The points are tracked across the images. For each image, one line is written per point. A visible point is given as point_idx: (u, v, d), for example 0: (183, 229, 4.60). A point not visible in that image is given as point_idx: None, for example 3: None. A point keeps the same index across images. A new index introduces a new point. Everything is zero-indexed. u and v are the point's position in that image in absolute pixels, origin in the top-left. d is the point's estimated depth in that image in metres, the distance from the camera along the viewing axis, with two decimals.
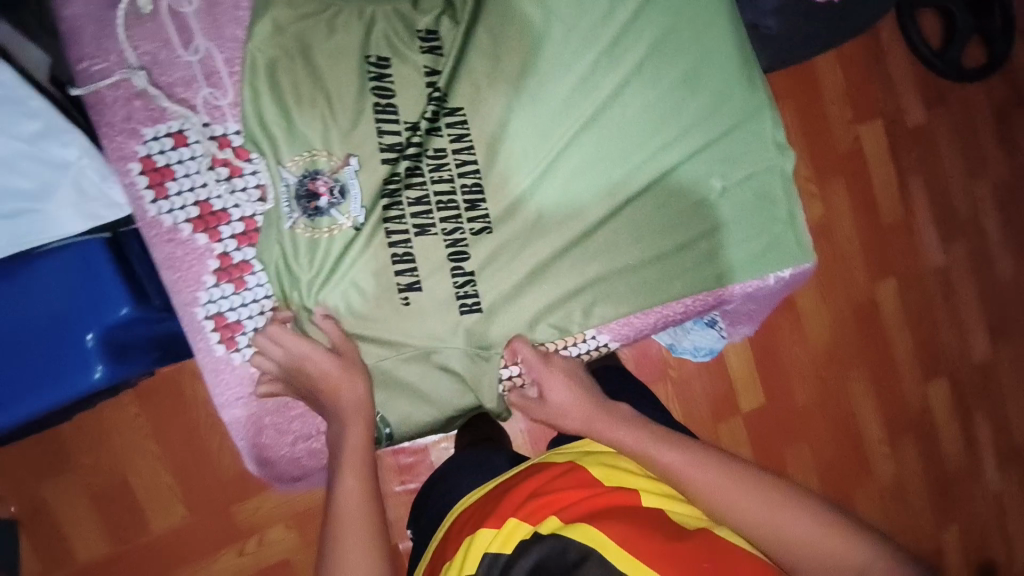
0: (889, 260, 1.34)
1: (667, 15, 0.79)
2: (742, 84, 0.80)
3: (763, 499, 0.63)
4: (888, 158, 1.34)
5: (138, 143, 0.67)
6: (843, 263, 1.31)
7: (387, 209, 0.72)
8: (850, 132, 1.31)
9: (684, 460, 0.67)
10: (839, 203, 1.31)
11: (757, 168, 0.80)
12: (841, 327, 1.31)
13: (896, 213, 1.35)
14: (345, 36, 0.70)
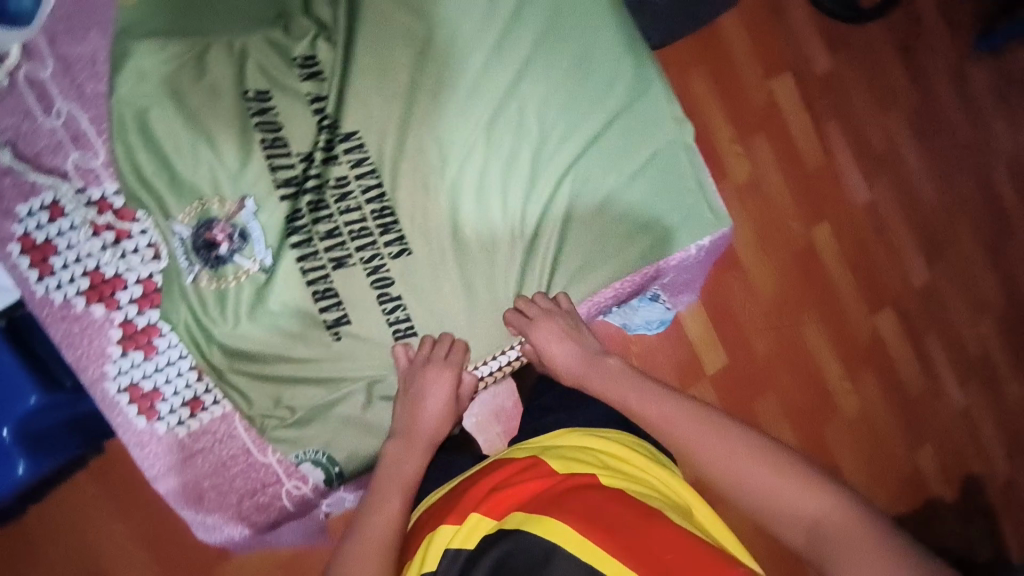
0: (819, 205, 1.37)
1: (547, 6, 0.79)
2: (631, 63, 0.81)
3: (729, 455, 0.58)
4: (803, 107, 1.37)
5: (13, 223, 0.65)
6: (774, 213, 1.34)
7: (296, 246, 0.70)
8: (762, 88, 1.33)
9: (662, 412, 0.64)
10: (763, 158, 1.33)
11: (663, 143, 0.81)
12: (786, 278, 1.34)
13: (818, 159, 1.38)
14: (217, 75, 0.68)
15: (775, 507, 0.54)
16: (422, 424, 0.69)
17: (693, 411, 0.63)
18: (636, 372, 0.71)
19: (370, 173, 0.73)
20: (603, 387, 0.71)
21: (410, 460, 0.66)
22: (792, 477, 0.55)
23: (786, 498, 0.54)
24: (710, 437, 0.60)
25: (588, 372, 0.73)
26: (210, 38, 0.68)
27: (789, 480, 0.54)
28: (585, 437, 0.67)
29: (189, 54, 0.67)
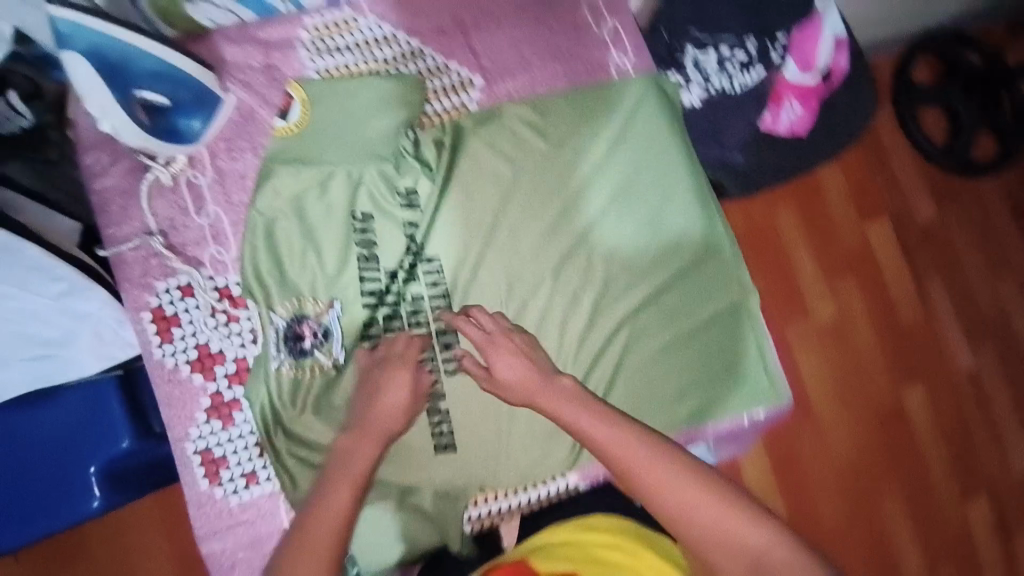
0: (912, 364, 1.28)
1: (629, 164, 0.85)
2: (703, 225, 0.85)
3: (677, 485, 0.61)
4: (902, 259, 1.31)
5: (150, 295, 0.76)
6: (862, 366, 1.26)
7: (366, 351, 0.79)
8: (859, 231, 1.29)
9: (606, 440, 0.65)
10: (852, 302, 1.28)
11: (723, 304, 0.84)
12: (866, 435, 1.25)
13: (914, 315, 1.30)
14: (334, 197, 0.80)
15: (722, 547, 0.58)
16: (379, 415, 0.71)
17: (637, 441, 0.64)
18: (588, 398, 0.69)
19: (441, 295, 0.81)
20: (540, 396, 0.70)
21: (364, 451, 0.67)
22: (711, 496, 0.60)
23: (731, 532, 0.59)
24: (664, 470, 0.62)
25: (538, 394, 0.70)
26: (334, 167, 0.80)
27: (733, 520, 0.59)
28: (575, 533, 0.71)
29: (316, 176, 0.80)
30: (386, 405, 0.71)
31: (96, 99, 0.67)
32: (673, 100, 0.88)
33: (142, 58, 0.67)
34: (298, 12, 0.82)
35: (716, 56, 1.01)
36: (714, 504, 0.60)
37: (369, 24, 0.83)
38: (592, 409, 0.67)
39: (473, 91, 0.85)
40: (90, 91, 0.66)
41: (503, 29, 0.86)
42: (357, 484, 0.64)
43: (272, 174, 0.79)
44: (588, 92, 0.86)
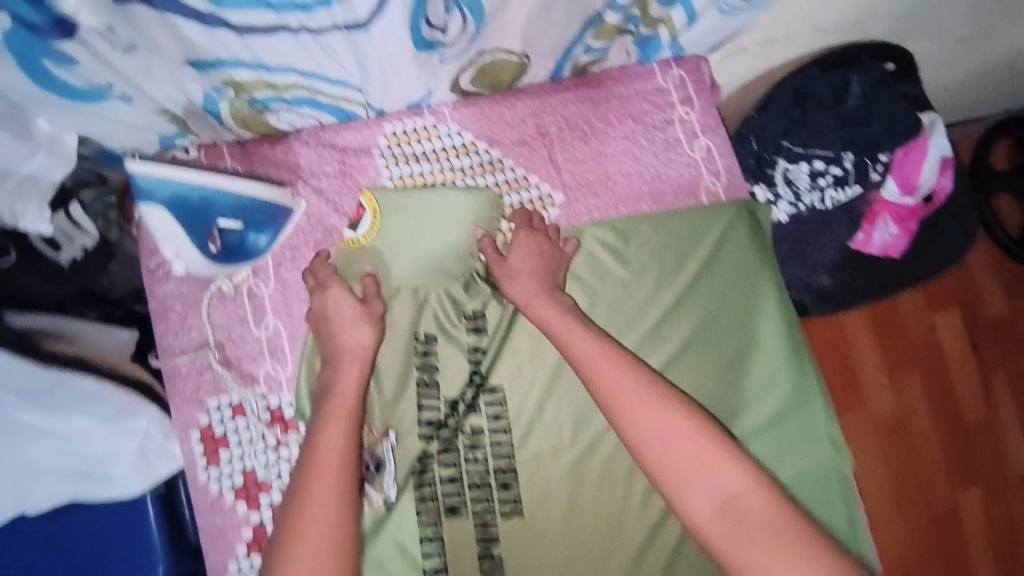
0: (973, 465, 1.17)
1: (715, 296, 0.79)
2: (792, 370, 0.78)
3: (674, 433, 0.60)
4: (970, 353, 1.20)
5: (201, 413, 0.72)
6: (917, 463, 1.16)
7: (419, 487, 0.73)
8: (925, 322, 1.19)
9: (588, 351, 0.65)
10: (914, 398, 1.18)
11: (803, 446, 0.76)
12: (913, 538, 1.14)
13: (979, 413, 1.18)
14: (399, 316, 0.76)
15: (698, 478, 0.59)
16: (343, 341, 0.68)
17: (680, 416, 0.61)
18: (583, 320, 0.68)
19: (502, 428, 0.76)
20: (587, 367, 0.64)
21: (350, 374, 0.66)
22: (770, 511, 0.57)
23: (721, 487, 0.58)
24: (680, 441, 0.60)
25: (545, 302, 0.70)
26: (401, 285, 0.76)
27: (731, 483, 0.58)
28: None
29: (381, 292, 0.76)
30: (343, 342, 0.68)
31: (180, 244, 0.69)
32: (765, 231, 0.82)
33: (215, 195, 0.67)
34: (378, 117, 0.77)
35: (808, 170, 0.96)
36: (727, 475, 0.58)
37: (450, 132, 0.79)
38: (583, 328, 0.67)
39: (552, 207, 0.80)
40: (168, 236, 0.69)
41: (590, 143, 0.81)
42: (367, 360, 0.68)
43: (330, 295, 0.74)
44: (675, 216, 0.80)
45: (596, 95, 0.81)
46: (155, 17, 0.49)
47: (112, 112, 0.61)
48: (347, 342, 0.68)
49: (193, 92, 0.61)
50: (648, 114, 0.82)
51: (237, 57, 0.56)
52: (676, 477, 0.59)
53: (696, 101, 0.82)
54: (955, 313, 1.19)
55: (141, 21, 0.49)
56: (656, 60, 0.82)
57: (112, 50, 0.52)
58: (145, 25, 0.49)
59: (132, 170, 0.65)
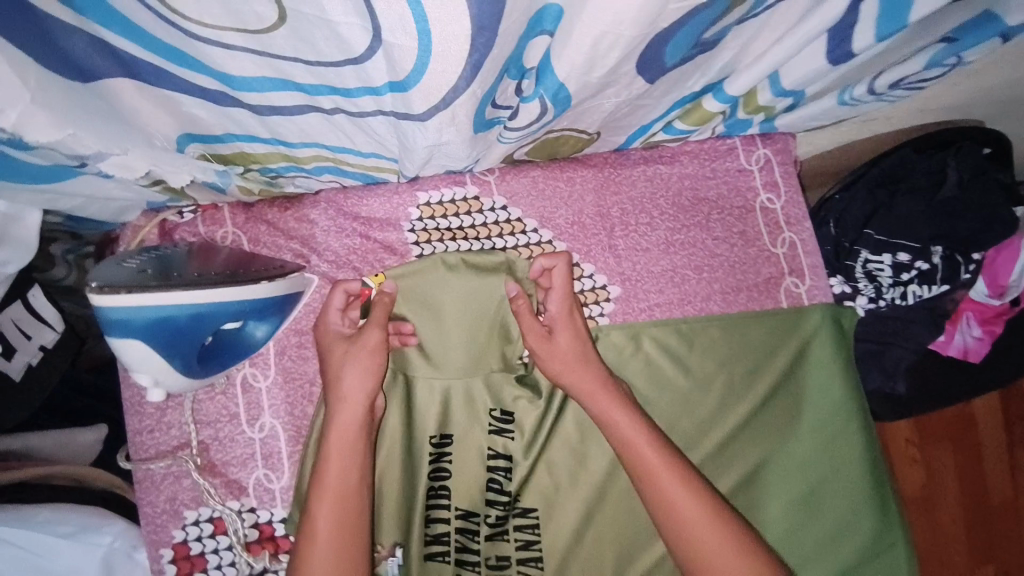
0: (992, 545, 1.04)
1: (788, 420, 0.68)
2: (872, 512, 0.67)
3: (684, 496, 0.55)
4: (1007, 428, 1.05)
5: (176, 527, 0.60)
6: (935, 538, 1.03)
7: None
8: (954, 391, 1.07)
9: (597, 397, 0.59)
10: (946, 476, 1.03)
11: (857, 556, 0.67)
12: None
13: (1006, 491, 1.05)
14: (421, 421, 0.64)
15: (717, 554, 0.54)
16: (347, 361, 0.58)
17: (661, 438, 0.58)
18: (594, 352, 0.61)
19: (533, 559, 0.64)
20: (575, 387, 0.59)
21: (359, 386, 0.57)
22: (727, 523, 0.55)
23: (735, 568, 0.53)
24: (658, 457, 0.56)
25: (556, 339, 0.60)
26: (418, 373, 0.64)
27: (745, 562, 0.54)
28: None
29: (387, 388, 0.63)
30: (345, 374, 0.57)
31: (171, 378, 0.51)
32: (849, 340, 0.70)
33: (215, 309, 0.49)
34: (411, 183, 0.65)
35: (891, 262, 0.84)
36: (696, 497, 0.55)
37: (493, 205, 0.67)
38: (593, 365, 0.60)
39: (607, 301, 0.68)
40: (149, 366, 0.49)
41: (657, 229, 0.69)
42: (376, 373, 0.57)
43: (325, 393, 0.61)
44: (748, 321, 0.68)
45: (668, 172, 0.69)
46: (140, 90, 0.39)
47: (87, 189, 0.49)
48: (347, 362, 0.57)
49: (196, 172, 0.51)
50: (725, 198, 0.70)
51: (250, 134, 0.46)
52: (659, 490, 0.55)
53: (782, 188, 0.71)
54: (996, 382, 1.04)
55: (120, 93, 0.39)
56: (740, 136, 0.70)
57: (95, 130, 0.42)
58: (127, 97, 0.40)
59: (98, 301, 0.44)
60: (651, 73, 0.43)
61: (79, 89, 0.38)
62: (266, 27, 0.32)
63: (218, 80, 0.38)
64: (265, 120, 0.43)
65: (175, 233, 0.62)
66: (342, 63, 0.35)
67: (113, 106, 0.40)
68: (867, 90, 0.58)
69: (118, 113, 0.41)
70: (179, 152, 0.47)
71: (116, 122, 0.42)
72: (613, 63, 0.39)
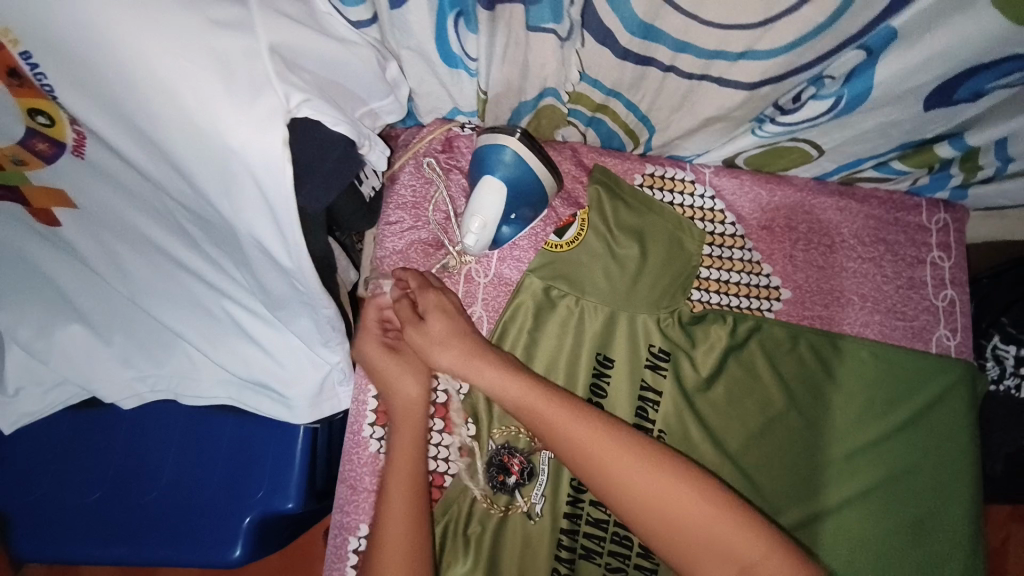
0: None
1: (915, 450, 0.75)
2: (969, 555, 0.73)
3: (607, 450, 0.59)
4: None
5: None
6: None
7: (564, 517, 0.70)
8: (1002, 530, 1.19)
9: (490, 376, 0.63)
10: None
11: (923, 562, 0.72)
12: None
13: None
14: (598, 347, 0.74)
15: (658, 500, 0.57)
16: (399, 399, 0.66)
17: (569, 406, 0.61)
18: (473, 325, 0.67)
19: None
20: (444, 354, 0.65)
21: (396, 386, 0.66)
22: (615, 433, 0.60)
23: (679, 512, 0.57)
24: (566, 416, 0.61)
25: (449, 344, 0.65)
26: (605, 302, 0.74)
27: (685, 504, 0.57)
28: None
29: (570, 311, 0.74)
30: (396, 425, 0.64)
31: (485, 232, 0.67)
32: (979, 401, 0.77)
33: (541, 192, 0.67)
34: (642, 156, 0.78)
35: (1015, 354, 0.91)
36: (580, 418, 0.61)
37: (703, 194, 0.78)
38: (472, 348, 0.65)
39: (777, 300, 0.78)
40: (482, 210, 0.66)
41: (836, 253, 0.78)
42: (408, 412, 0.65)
43: (526, 289, 0.73)
44: (899, 357, 0.75)
45: (858, 209, 0.78)
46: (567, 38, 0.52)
47: (454, 80, 0.61)
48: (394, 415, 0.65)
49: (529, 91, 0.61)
50: (902, 246, 0.79)
51: (598, 79, 0.58)
52: (564, 435, 0.60)
53: (953, 251, 0.79)
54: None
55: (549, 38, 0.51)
56: (927, 196, 0.79)
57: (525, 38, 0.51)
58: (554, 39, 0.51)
59: (507, 142, 0.64)
60: (933, 102, 0.55)
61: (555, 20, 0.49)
62: None
63: (618, 22, 0.49)
64: (618, 62, 0.54)
65: (456, 141, 0.73)
66: (752, 25, 0.46)
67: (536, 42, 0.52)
68: None
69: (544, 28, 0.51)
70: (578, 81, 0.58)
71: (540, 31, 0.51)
72: (920, 82, 0.52)
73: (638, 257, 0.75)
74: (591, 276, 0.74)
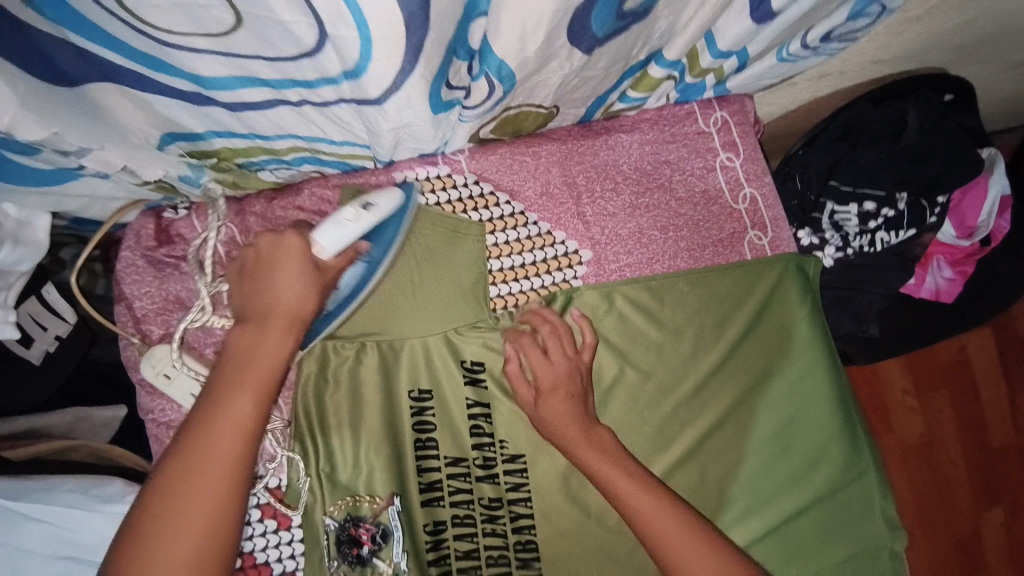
0: (997, 486, 1.23)
1: (757, 362, 0.72)
2: (843, 444, 0.71)
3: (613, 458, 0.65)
4: (999, 376, 1.25)
5: None
6: (946, 487, 1.21)
7: (432, 563, 0.68)
8: (956, 344, 1.24)
9: (543, 389, 0.67)
10: (942, 420, 1.23)
11: (853, 547, 0.70)
12: (940, 565, 1.19)
13: (1004, 434, 1.24)
14: (406, 380, 0.69)
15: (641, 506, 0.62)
16: (270, 301, 0.58)
17: (580, 429, 0.66)
18: (561, 367, 0.68)
19: (522, 498, 0.69)
20: (531, 359, 0.68)
21: (250, 401, 0.55)
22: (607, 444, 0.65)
23: (651, 519, 0.62)
24: (565, 432, 0.66)
25: (547, 400, 0.67)
26: (402, 340, 0.68)
27: (659, 506, 0.63)
28: None
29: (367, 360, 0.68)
30: (290, 279, 0.58)
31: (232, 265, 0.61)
32: (815, 286, 0.74)
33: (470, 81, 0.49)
34: (387, 167, 0.68)
35: (857, 212, 0.87)
36: (575, 423, 0.66)
37: (466, 182, 0.70)
38: (557, 373, 0.67)
39: (579, 265, 0.72)
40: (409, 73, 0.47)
41: (623, 194, 0.73)
42: (255, 436, 0.55)
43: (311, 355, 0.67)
44: (714, 275, 0.72)
45: (629, 140, 0.73)
46: (119, 91, 0.45)
47: (91, 187, 0.57)
48: (284, 290, 0.58)
49: (168, 163, 0.56)
50: (687, 160, 0.74)
51: (226, 130, 0.51)
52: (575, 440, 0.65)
53: (741, 147, 0.74)
54: (987, 339, 1.24)
55: (101, 95, 0.46)
56: (697, 100, 0.74)
57: (60, 139, 0.48)
58: (106, 97, 0.46)
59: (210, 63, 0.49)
60: (587, 45, 0.49)
61: (67, 94, 0.44)
62: (225, 29, 0.37)
63: (191, 81, 0.44)
64: (237, 115, 0.48)
65: (173, 227, 0.66)
66: (291, 56, 0.39)
67: (94, 106, 0.47)
68: (802, 45, 0.61)
69: (98, 113, 0.48)
70: (162, 148, 0.53)
71: (95, 124, 0.48)
72: (551, 32, 0.45)
73: (418, 276, 0.68)
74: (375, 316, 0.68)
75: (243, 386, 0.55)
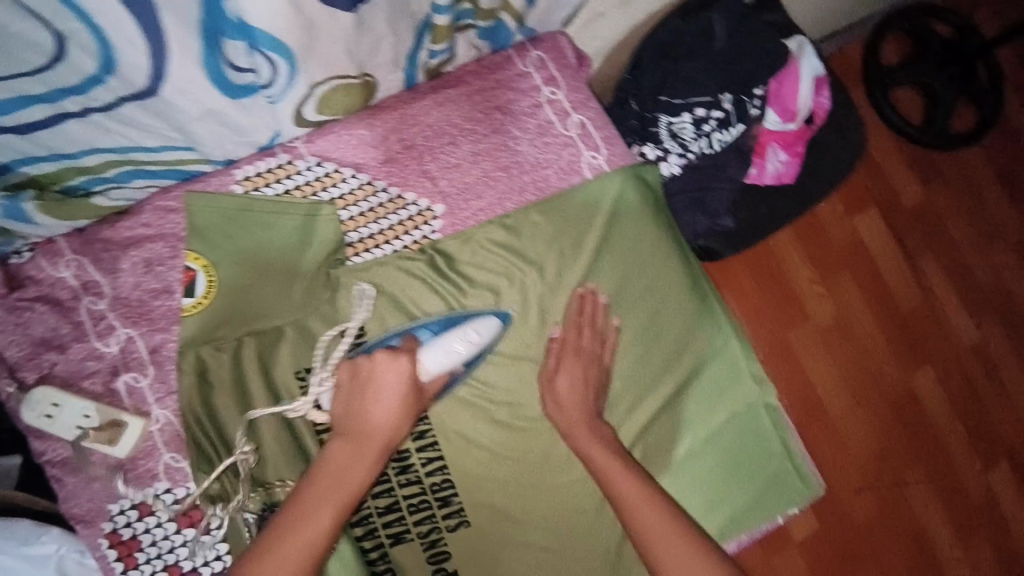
0: (919, 349, 1.25)
1: (616, 269, 0.78)
2: (703, 322, 0.78)
3: (599, 441, 0.71)
4: (895, 248, 1.27)
5: (104, 520, 0.66)
6: (869, 355, 1.23)
7: (354, 525, 0.71)
8: (846, 225, 1.25)
9: (565, 378, 0.74)
10: (851, 301, 1.23)
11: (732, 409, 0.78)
12: (884, 433, 1.21)
13: (915, 300, 1.26)
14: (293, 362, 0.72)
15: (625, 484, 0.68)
16: (368, 412, 0.65)
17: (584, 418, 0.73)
18: (586, 359, 0.75)
19: (428, 444, 0.73)
20: (569, 354, 0.74)
21: (359, 470, 0.64)
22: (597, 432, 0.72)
23: (634, 497, 0.68)
24: (572, 425, 0.72)
25: (557, 392, 0.73)
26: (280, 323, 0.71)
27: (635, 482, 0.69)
28: None
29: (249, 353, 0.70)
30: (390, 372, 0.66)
31: (340, 371, 0.67)
32: (655, 191, 0.81)
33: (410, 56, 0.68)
34: (227, 166, 0.70)
35: (690, 119, 0.94)
36: (579, 413, 0.73)
37: (309, 165, 0.72)
38: (586, 363, 0.74)
39: (434, 220, 0.76)
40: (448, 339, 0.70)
41: (461, 146, 0.77)
42: (347, 503, 0.62)
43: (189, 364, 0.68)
44: (559, 199, 0.77)
45: (455, 94, 0.77)
46: None
47: None
48: (391, 377, 0.66)
49: None
50: (514, 102, 0.79)
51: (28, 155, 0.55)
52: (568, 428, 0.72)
53: (561, 80, 0.80)
54: (874, 215, 1.26)
55: None
56: (510, 45, 0.80)
57: None
58: None
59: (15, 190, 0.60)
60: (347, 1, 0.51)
61: None
62: None
63: None
64: (29, 138, 0.52)
65: (21, 271, 0.67)
66: (47, 63, 0.44)
67: None
68: None
69: None
70: None
71: None
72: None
73: (278, 263, 0.71)
74: (247, 309, 0.70)
75: (354, 461, 0.64)
